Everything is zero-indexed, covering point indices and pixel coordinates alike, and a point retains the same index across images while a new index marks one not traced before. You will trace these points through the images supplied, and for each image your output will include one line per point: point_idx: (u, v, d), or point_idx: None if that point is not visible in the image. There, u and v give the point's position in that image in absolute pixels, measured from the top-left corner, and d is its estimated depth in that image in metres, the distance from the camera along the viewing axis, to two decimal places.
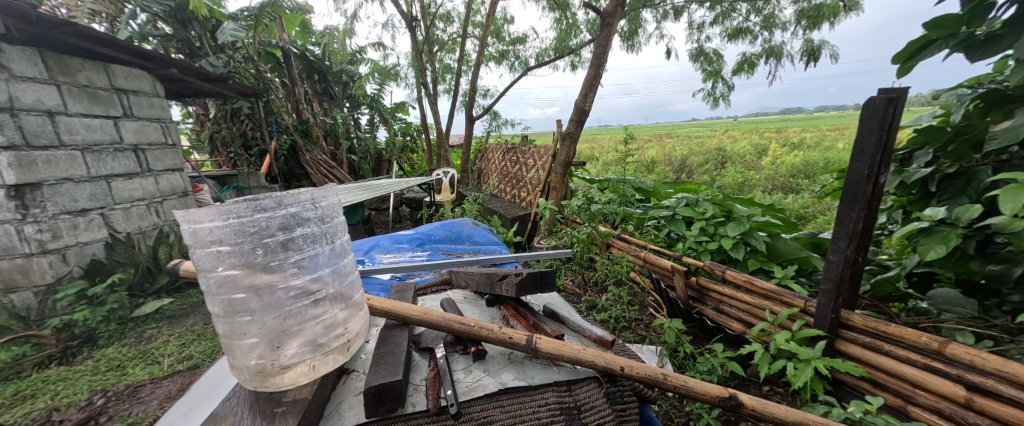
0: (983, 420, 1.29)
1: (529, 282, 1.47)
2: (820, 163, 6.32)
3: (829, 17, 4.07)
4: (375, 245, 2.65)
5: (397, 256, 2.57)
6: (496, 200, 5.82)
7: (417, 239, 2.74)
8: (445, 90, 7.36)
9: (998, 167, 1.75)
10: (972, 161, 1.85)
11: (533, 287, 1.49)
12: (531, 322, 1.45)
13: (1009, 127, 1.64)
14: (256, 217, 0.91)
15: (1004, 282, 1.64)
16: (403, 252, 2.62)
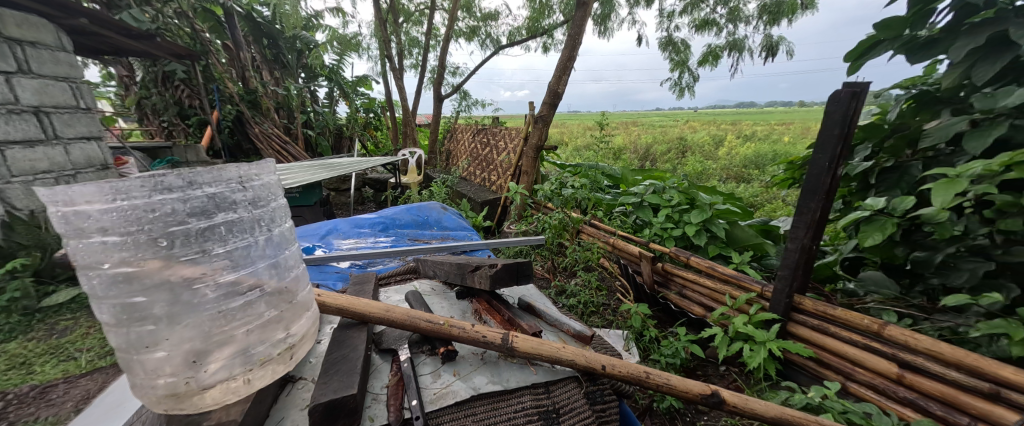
0: (911, 393, 1.41)
1: (502, 273, 1.41)
2: (772, 155, 6.70)
3: (788, 14, 4.23)
4: (333, 229, 2.47)
5: (357, 241, 2.42)
6: (465, 184, 5.69)
7: (381, 224, 2.60)
8: (411, 66, 7.00)
9: (927, 162, 1.91)
10: (906, 157, 2.00)
11: (507, 278, 1.44)
12: (506, 318, 1.40)
13: (941, 126, 1.77)
14: (156, 198, 0.75)
15: (926, 267, 1.76)
16: (364, 237, 2.47)
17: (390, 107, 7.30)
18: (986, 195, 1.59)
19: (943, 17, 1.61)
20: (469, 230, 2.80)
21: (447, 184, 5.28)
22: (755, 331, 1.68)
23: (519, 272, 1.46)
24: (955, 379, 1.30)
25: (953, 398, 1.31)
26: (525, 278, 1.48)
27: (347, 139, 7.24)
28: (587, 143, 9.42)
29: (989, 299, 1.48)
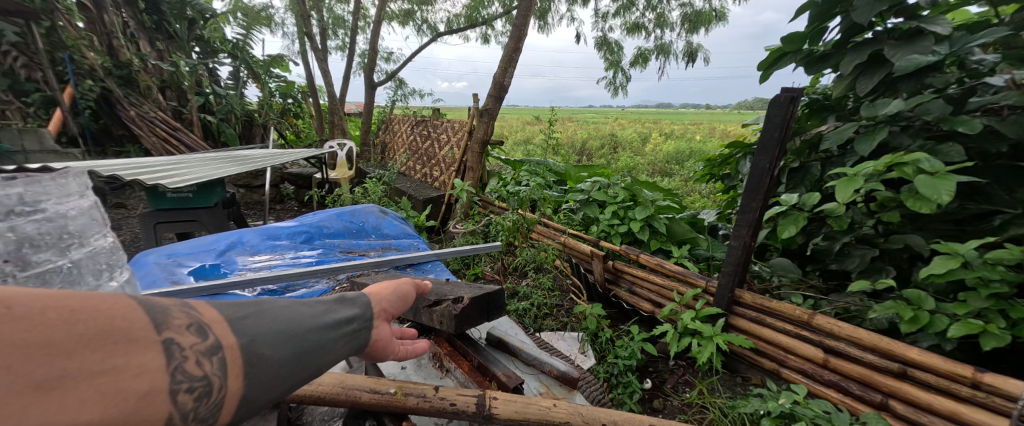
0: (835, 376, 1.55)
1: (468, 312, 1.37)
2: (692, 153, 7.29)
3: (705, 24, 4.57)
4: (236, 242, 2.09)
5: (270, 258, 2.07)
6: (405, 179, 5.33)
7: (303, 235, 2.25)
8: (336, 48, 6.34)
9: (823, 162, 2.16)
10: (805, 157, 2.25)
11: (472, 317, 1.41)
12: (476, 365, 1.42)
13: (834, 132, 2.00)
14: None
15: (827, 254, 1.97)
16: (281, 251, 2.12)
17: (312, 93, 6.57)
18: (873, 191, 1.82)
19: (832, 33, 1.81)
20: (412, 237, 2.54)
21: (384, 180, 4.90)
22: (703, 327, 1.75)
23: (482, 309, 1.44)
24: (871, 361, 1.44)
25: (869, 378, 1.46)
26: (488, 312, 1.48)
27: (260, 128, 6.30)
28: (528, 137, 9.47)
29: (884, 282, 1.63)
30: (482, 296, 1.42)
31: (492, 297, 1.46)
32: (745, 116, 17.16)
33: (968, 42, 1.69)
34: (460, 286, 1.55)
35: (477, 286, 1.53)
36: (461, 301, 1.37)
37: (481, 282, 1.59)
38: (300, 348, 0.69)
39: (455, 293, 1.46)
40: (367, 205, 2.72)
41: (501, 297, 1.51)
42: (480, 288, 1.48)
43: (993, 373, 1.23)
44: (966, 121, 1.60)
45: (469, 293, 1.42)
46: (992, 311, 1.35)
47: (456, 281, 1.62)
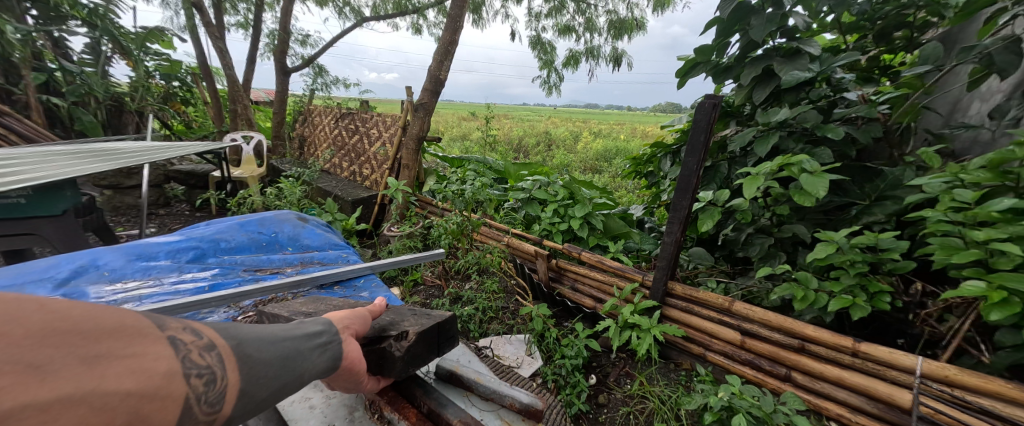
0: (750, 354, 1.72)
1: (416, 349, 1.24)
2: (619, 152, 7.77)
3: (628, 31, 4.87)
4: (89, 264, 1.62)
5: (142, 282, 1.65)
6: (329, 178, 4.86)
7: (192, 252, 1.88)
8: (236, 25, 5.52)
9: (729, 162, 2.43)
10: (715, 157, 2.52)
11: (420, 353, 1.27)
12: (429, 410, 1.32)
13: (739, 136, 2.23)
14: None
15: (735, 244, 2.19)
16: (159, 273, 1.71)
17: (208, 76, 5.65)
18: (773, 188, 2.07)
19: (733, 48, 2.03)
20: (339, 247, 2.28)
21: (305, 179, 4.41)
22: (641, 319, 1.84)
23: (431, 343, 1.32)
24: (777, 340, 1.63)
25: (777, 355, 1.64)
26: (438, 345, 1.35)
27: (134, 115, 5.33)
28: (464, 134, 9.29)
29: (780, 267, 1.83)
30: (430, 328, 1.29)
31: (441, 327, 1.34)
32: (661, 118, 18.84)
33: (833, 63, 2.00)
34: (404, 317, 1.40)
35: (424, 316, 1.40)
36: (407, 337, 1.23)
37: (428, 311, 1.46)
38: (278, 353, 0.81)
39: (402, 325, 1.32)
40: (280, 212, 2.40)
41: (451, 326, 1.40)
42: (427, 319, 1.35)
43: (866, 342, 1.45)
44: (833, 129, 1.89)
45: (415, 326, 1.29)
46: (857, 286, 1.57)
47: (398, 311, 1.47)
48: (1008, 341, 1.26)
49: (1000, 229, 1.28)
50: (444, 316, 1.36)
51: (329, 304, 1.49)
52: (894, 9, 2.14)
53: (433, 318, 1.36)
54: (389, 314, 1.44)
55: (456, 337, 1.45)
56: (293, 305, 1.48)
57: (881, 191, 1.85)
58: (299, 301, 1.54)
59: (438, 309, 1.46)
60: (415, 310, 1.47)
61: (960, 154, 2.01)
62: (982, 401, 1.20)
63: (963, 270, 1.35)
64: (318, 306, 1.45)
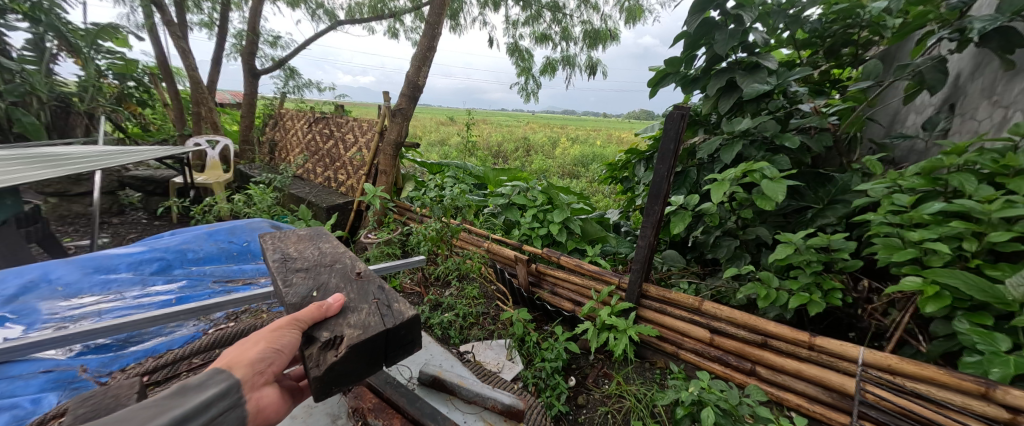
0: (719, 351, 1.81)
1: (344, 366, 0.99)
2: (595, 157, 7.96)
3: (603, 41, 5.03)
4: (40, 280, 1.51)
5: (101, 297, 1.54)
6: (302, 184, 4.72)
7: (157, 263, 1.80)
8: (200, 24, 5.28)
9: (698, 168, 2.56)
10: (685, 163, 2.64)
11: (355, 367, 1.03)
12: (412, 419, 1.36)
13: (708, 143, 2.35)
14: None
15: (705, 246, 2.30)
16: (121, 287, 1.62)
17: (169, 76, 5.36)
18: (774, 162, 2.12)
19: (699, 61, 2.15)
20: None
21: (276, 185, 4.27)
22: (618, 321, 1.91)
23: (373, 354, 1.06)
24: (743, 336, 1.73)
25: (742, 350, 1.74)
26: (388, 351, 1.10)
27: (83, 116, 4.99)
28: (443, 139, 9.25)
29: (744, 268, 1.93)
30: (371, 339, 1.02)
31: (390, 334, 1.06)
32: (635, 124, 19.44)
33: (788, 76, 2.13)
34: (360, 307, 1.15)
35: (378, 311, 1.12)
36: (336, 349, 0.99)
37: (393, 300, 1.18)
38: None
39: (343, 328, 1.04)
40: (252, 221, 2.33)
41: (410, 330, 1.12)
42: (377, 320, 1.07)
43: (821, 336, 1.57)
44: (790, 138, 2.03)
45: (353, 334, 1.02)
46: (813, 284, 1.69)
47: (359, 294, 1.22)
48: (943, 331, 1.39)
49: (932, 230, 1.42)
50: (396, 321, 1.06)
51: (315, 254, 1.49)
52: (841, 28, 2.34)
53: (385, 320, 1.07)
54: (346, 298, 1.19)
55: (417, 340, 1.17)
56: (288, 249, 1.53)
57: (833, 196, 2.01)
58: (294, 245, 1.56)
59: (405, 302, 1.16)
60: (378, 296, 1.20)
61: (899, 161, 2.20)
62: (920, 386, 1.32)
63: (902, 267, 1.49)
64: (302, 257, 1.46)
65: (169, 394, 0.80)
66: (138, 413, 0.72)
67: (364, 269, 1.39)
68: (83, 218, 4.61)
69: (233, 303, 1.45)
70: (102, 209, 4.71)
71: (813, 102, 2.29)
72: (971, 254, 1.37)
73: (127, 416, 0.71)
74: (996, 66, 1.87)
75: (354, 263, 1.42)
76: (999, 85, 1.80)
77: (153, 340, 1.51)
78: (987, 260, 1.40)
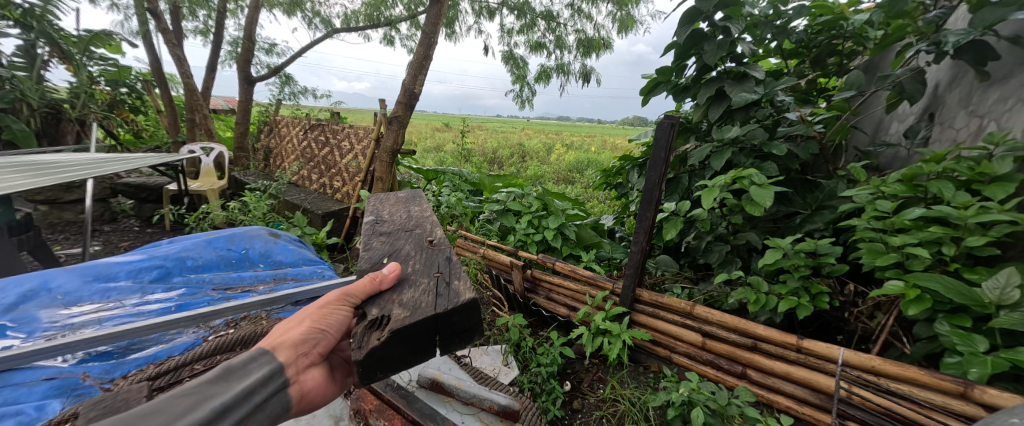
0: (711, 355, 1.85)
1: (387, 351, 0.91)
2: (590, 163, 8.04)
3: (596, 50, 5.12)
4: (40, 289, 1.51)
5: (100, 306, 1.55)
6: (298, 190, 4.72)
7: (156, 271, 1.81)
8: (195, 31, 5.28)
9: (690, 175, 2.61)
10: (677, 170, 2.70)
11: (401, 353, 0.95)
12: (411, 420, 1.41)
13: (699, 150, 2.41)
14: None
15: (698, 251, 2.34)
16: (120, 295, 1.63)
17: (162, 83, 5.34)
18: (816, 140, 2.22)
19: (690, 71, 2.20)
20: (312, 263, 2.22)
21: (271, 192, 4.26)
22: (612, 326, 1.94)
23: (421, 339, 0.96)
24: (733, 340, 1.77)
25: (733, 354, 1.78)
26: (441, 337, 1.00)
27: (74, 123, 4.95)
28: (438, 145, 9.29)
29: (735, 273, 1.98)
30: (418, 324, 0.92)
31: (441, 319, 0.96)
32: (628, 130, 19.65)
33: (775, 86, 2.19)
34: (420, 283, 1.09)
35: (434, 292, 1.04)
36: (380, 329, 0.92)
37: (455, 279, 1.10)
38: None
39: (394, 308, 0.97)
40: (250, 228, 2.33)
41: (464, 315, 0.99)
42: (429, 302, 0.99)
43: (808, 339, 1.61)
44: (777, 146, 2.09)
45: (401, 315, 0.94)
46: (802, 288, 1.74)
47: (422, 268, 1.18)
48: (925, 333, 1.43)
49: (912, 235, 1.47)
50: (448, 306, 0.96)
51: (403, 217, 1.62)
52: (826, 39, 2.42)
53: (437, 303, 0.98)
54: (409, 272, 1.16)
55: (475, 329, 1.06)
56: (383, 212, 1.68)
57: (820, 202, 2.07)
58: (388, 209, 1.71)
59: (464, 283, 1.07)
60: (440, 272, 1.15)
61: (883, 168, 2.27)
62: (903, 387, 1.36)
63: (885, 271, 1.53)
64: (390, 220, 1.59)
65: (207, 380, 0.77)
66: (179, 401, 0.70)
67: (439, 238, 1.39)
68: (74, 226, 4.57)
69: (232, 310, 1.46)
70: (94, 216, 4.67)
71: (799, 111, 2.35)
72: (950, 258, 1.42)
73: (166, 406, 0.68)
74: (972, 78, 1.94)
75: (432, 232, 1.44)
76: (975, 95, 1.87)
77: (153, 347, 1.50)
78: (966, 264, 1.45)
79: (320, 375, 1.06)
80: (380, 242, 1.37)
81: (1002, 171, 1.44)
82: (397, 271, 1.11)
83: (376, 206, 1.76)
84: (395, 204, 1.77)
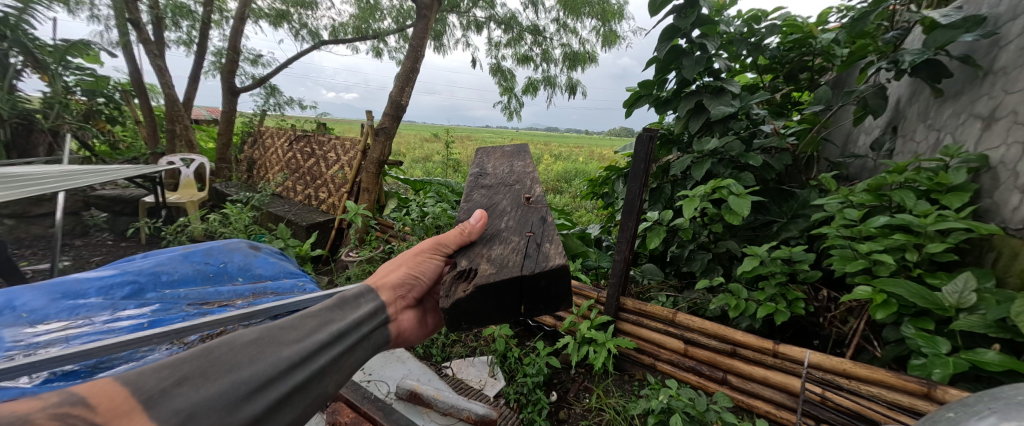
0: (691, 361, 1.88)
1: (470, 305, 0.92)
2: (576, 174, 8.14)
3: (582, 63, 5.24)
4: (3, 307, 1.46)
5: (68, 323, 1.50)
6: (282, 202, 4.65)
7: (128, 287, 1.76)
8: (178, 42, 5.22)
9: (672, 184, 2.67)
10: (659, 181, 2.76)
11: (484, 309, 0.96)
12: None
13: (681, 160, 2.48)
14: None
15: (678, 259, 2.41)
16: (91, 311, 1.58)
17: (141, 92, 5.25)
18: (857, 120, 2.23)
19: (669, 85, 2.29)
20: (293, 276, 2.20)
21: (254, 204, 4.19)
22: (597, 334, 1.97)
23: (504, 298, 0.94)
24: (713, 346, 1.82)
25: (713, 360, 1.82)
26: (527, 299, 0.97)
27: (46, 134, 4.79)
28: (427, 155, 9.29)
29: (715, 280, 2.03)
30: (503, 283, 0.90)
31: (527, 282, 0.92)
32: (613, 141, 19.99)
33: (750, 100, 2.28)
34: (511, 241, 1.07)
35: (523, 251, 1.00)
36: (467, 282, 0.94)
37: (546, 240, 1.05)
38: (328, 357, 0.81)
39: (484, 262, 0.98)
40: (229, 241, 2.29)
41: (552, 282, 0.94)
42: (516, 262, 0.96)
43: (784, 344, 1.67)
44: (753, 157, 2.17)
45: (488, 270, 0.94)
46: (778, 295, 1.79)
47: (515, 226, 1.15)
48: (893, 337, 1.49)
49: (878, 242, 1.52)
50: (534, 269, 0.91)
51: (506, 172, 1.55)
52: (797, 55, 2.54)
53: (525, 263, 0.95)
54: (500, 228, 1.15)
55: (563, 297, 1.00)
56: (488, 166, 1.65)
57: (795, 210, 2.15)
58: (493, 162, 1.67)
59: (556, 247, 1.00)
60: (532, 232, 1.10)
61: (853, 178, 2.36)
62: (872, 389, 1.41)
63: (855, 277, 1.59)
64: (494, 174, 1.56)
65: (329, 306, 0.93)
66: (309, 320, 0.85)
67: (538, 196, 1.33)
68: (42, 240, 4.39)
69: (211, 326, 1.42)
70: (65, 230, 4.51)
71: (773, 123, 2.46)
72: (913, 264, 1.49)
73: (299, 323, 0.83)
74: (928, 94, 2.07)
75: (531, 187, 1.38)
76: (931, 110, 1.99)
77: (123, 365, 1.46)
78: (927, 270, 1.53)
79: (415, 316, 1.18)
80: (481, 195, 1.37)
81: (957, 181, 1.53)
82: (484, 225, 1.12)
83: (482, 159, 1.73)
84: (501, 158, 1.71)
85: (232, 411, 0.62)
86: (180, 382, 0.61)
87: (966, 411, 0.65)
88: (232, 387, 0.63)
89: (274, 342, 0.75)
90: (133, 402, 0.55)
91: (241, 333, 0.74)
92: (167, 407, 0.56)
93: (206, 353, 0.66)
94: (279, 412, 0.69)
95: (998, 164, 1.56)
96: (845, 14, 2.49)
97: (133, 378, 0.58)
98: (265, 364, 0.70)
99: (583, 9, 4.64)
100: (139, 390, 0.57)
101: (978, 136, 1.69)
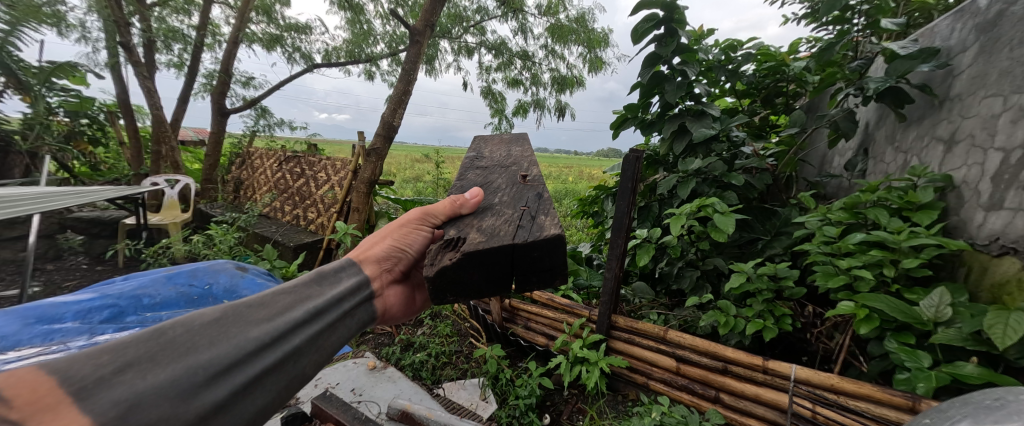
0: (683, 379, 1.89)
1: (457, 273, 0.94)
2: (565, 193, 8.25)
3: (570, 87, 5.42)
4: None
5: (40, 348, 1.46)
6: (268, 222, 4.59)
7: (108, 310, 1.74)
8: (168, 64, 5.23)
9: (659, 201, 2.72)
10: (647, 197, 2.81)
11: (472, 279, 0.97)
12: None
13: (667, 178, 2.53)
14: None
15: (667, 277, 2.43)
16: (67, 336, 1.54)
17: (128, 114, 5.20)
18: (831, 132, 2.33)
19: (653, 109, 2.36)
20: None
21: (240, 224, 4.12)
22: (589, 353, 1.97)
23: (494, 266, 0.96)
24: (705, 363, 1.81)
25: (706, 378, 1.82)
26: (518, 271, 0.98)
27: (23, 156, 4.66)
28: (417, 176, 9.34)
29: (705, 297, 2.05)
30: (492, 251, 0.92)
31: (519, 252, 0.93)
32: (602, 162, 20.31)
33: (729, 123, 2.37)
34: (505, 213, 1.08)
35: (516, 223, 1.01)
36: (453, 251, 0.96)
37: (542, 213, 1.04)
38: (302, 337, 0.81)
39: (475, 232, 1.00)
40: (218, 260, 2.22)
41: (542, 253, 0.95)
42: (507, 233, 0.97)
43: (772, 359, 1.69)
44: (736, 176, 2.24)
45: (476, 239, 0.96)
46: (766, 311, 1.81)
47: (509, 201, 1.15)
48: (877, 351, 1.51)
49: (857, 258, 1.57)
50: (527, 238, 0.92)
51: (503, 156, 1.57)
52: (772, 82, 2.67)
53: (516, 234, 0.96)
54: (493, 202, 1.17)
55: (557, 270, 1.01)
56: (486, 151, 1.67)
57: (778, 228, 2.22)
58: (490, 148, 1.68)
59: (551, 218, 1.00)
60: (527, 206, 1.10)
61: (830, 196, 2.47)
62: (861, 404, 1.43)
63: (837, 292, 1.63)
64: (490, 158, 1.58)
65: (307, 282, 0.93)
66: (282, 297, 0.84)
67: (535, 176, 1.33)
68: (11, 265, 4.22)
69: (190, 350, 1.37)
70: (37, 253, 4.35)
71: (753, 145, 2.56)
72: (891, 279, 1.53)
73: (272, 300, 0.82)
74: (894, 118, 2.20)
75: (529, 168, 1.39)
76: (898, 133, 2.12)
77: None
78: (905, 284, 1.57)
79: (400, 292, 1.22)
80: (476, 175, 1.41)
81: (926, 199, 1.61)
82: (479, 199, 1.15)
83: (480, 146, 1.74)
84: (500, 145, 1.71)
85: (189, 397, 0.60)
86: (123, 369, 0.58)
87: (941, 417, 0.69)
88: (188, 373, 0.61)
89: (240, 323, 0.73)
90: (60, 395, 0.52)
91: (200, 312, 0.71)
92: (104, 398, 0.54)
93: (157, 335, 0.64)
94: (246, 397, 0.68)
95: (961, 183, 1.66)
96: (814, 44, 2.66)
97: (60, 367, 0.54)
98: (230, 346, 0.68)
99: (569, 36, 4.81)
100: (68, 381, 0.53)
101: (941, 157, 1.80)
